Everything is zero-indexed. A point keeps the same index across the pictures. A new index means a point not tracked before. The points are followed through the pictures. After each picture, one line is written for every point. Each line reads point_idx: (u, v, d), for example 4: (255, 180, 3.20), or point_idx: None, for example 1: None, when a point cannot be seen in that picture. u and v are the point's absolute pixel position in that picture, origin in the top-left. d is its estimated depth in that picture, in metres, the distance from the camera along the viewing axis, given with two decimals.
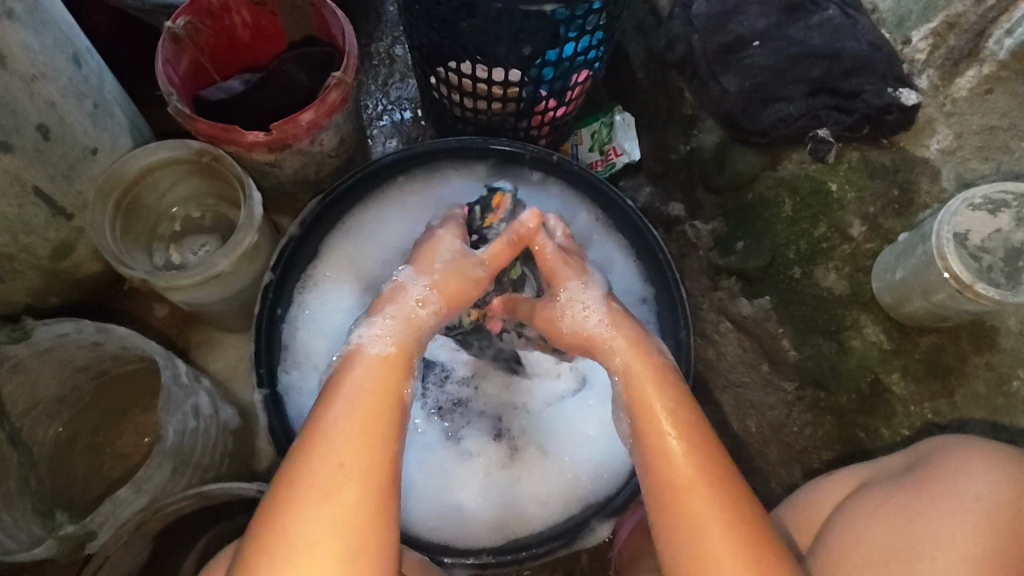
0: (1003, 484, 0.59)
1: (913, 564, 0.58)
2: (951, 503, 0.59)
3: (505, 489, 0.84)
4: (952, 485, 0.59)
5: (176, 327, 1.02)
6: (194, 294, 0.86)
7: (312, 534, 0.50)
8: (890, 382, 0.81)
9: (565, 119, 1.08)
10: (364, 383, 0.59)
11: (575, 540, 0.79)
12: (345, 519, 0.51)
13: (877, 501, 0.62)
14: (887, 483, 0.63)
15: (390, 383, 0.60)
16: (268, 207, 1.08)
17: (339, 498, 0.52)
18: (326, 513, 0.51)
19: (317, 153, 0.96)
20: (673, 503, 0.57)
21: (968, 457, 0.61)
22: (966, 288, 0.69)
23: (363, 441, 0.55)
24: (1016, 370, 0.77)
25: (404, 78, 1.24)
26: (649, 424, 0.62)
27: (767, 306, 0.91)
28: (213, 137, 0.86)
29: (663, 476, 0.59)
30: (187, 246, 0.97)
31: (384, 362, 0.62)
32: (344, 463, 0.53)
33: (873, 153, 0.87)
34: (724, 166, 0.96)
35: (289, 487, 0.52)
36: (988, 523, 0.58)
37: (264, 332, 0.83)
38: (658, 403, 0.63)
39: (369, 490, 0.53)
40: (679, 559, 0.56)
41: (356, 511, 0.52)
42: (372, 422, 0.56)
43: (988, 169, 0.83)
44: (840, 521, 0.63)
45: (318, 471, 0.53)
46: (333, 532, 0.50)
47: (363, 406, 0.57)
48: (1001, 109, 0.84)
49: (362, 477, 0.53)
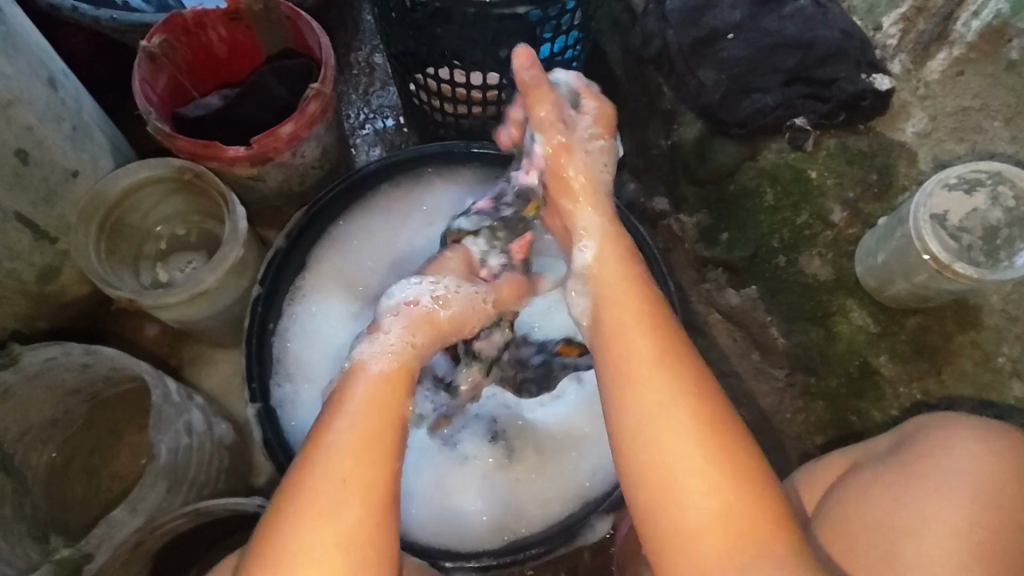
0: (987, 459, 0.60)
1: (902, 543, 0.58)
2: (936, 479, 0.60)
3: (503, 490, 0.85)
4: (938, 463, 0.61)
5: (167, 346, 1.01)
6: (182, 311, 0.86)
7: (314, 543, 0.51)
8: (878, 364, 0.82)
9: None
10: (372, 403, 0.58)
11: (575, 536, 0.79)
12: (346, 530, 0.52)
13: (865, 481, 0.63)
14: (876, 464, 0.64)
15: (392, 398, 0.59)
16: (254, 221, 1.08)
17: (339, 517, 0.52)
18: (321, 528, 0.52)
19: (299, 165, 0.96)
20: (622, 369, 0.58)
21: (953, 435, 0.62)
22: (944, 269, 0.70)
23: (362, 453, 0.55)
24: (1000, 346, 0.78)
25: (385, 87, 1.24)
26: (628, 385, 0.57)
27: (753, 295, 0.92)
28: (193, 155, 0.86)
29: (646, 440, 0.55)
30: (174, 265, 0.97)
31: (384, 379, 0.61)
32: (346, 479, 0.53)
33: (851, 139, 0.88)
34: (705, 159, 0.97)
35: (291, 506, 0.53)
36: (975, 498, 0.58)
37: (254, 345, 0.83)
38: (639, 362, 0.58)
39: (371, 509, 0.53)
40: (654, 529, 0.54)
41: (357, 528, 0.52)
42: (377, 437, 0.56)
43: (963, 150, 0.84)
44: (832, 505, 0.64)
45: (320, 484, 0.53)
46: (331, 536, 0.52)
47: (370, 419, 0.57)
48: (973, 89, 0.85)
49: (361, 494, 0.53)
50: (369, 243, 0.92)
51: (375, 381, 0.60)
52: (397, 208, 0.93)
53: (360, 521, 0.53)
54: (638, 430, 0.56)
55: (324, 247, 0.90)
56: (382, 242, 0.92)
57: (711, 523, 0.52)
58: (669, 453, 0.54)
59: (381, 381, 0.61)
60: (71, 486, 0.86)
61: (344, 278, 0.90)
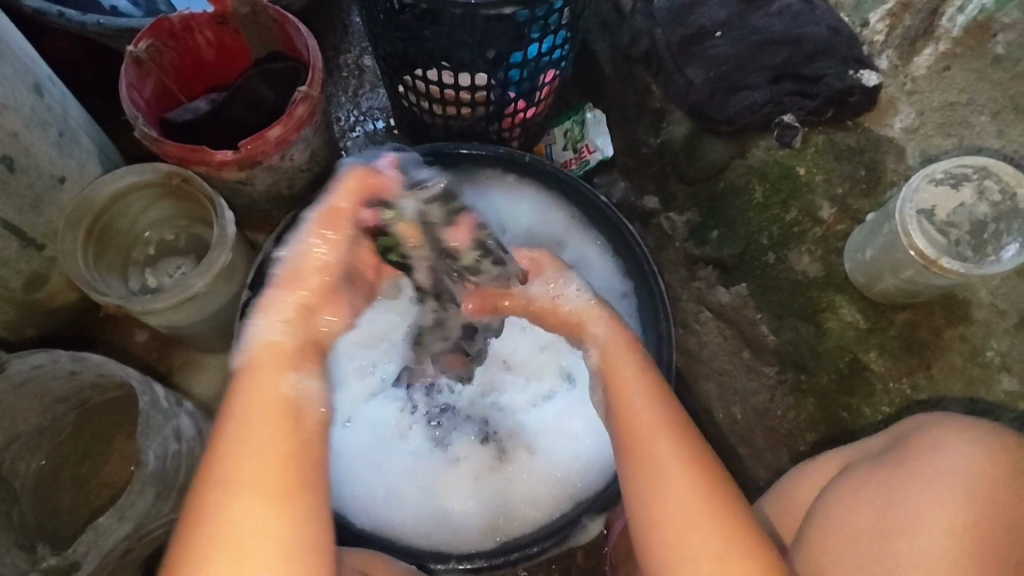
0: (977, 456, 0.60)
1: (895, 542, 0.58)
2: (928, 477, 0.60)
3: (494, 491, 0.85)
4: (928, 461, 0.61)
5: (158, 352, 1.01)
6: (171, 317, 0.86)
7: (219, 552, 0.49)
8: (868, 360, 0.82)
9: (536, 120, 1.08)
10: (268, 385, 0.57)
11: (567, 538, 0.78)
12: (250, 530, 0.50)
13: (858, 481, 0.63)
14: (867, 463, 0.64)
15: (269, 379, 0.57)
16: (243, 225, 1.07)
17: (233, 518, 0.50)
18: (218, 538, 0.49)
19: (288, 168, 0.96)
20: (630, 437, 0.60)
21: (943, 433, 0.62)
22: (931, 264, 0.70)
23: (248, 449, 0.53)
24: (989, 341, 0.79)
25: (374, 88, 1.24)
26: (634, 447, 0.60)
27: (743, 293, 0.92)
28: (181, 159, 0.86)
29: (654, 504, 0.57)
30: (163, 270, 0.97)
31: (270, 358, 0.59)
32: (230, 481, 0.51)
33: (839, 135, 0.88)
34: (694, 157, 0.97)
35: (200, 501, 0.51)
36: (965, 495, 0.58)
37: None
38: (647, 425, 0.60)
39: (272, 495, 0.51)
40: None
41: (250, 522, 0.50)
42: (274, 420, 0.55)
43: (950, 145, 0.85)
44: (825, 505, 0.64)
45: (217, 492, 0.51)
46: (235, 540, 0.49)
47: (256, 413, 0.55)
48: (959, 84, 0.85)
49: (257, 490, 0.51)
50: None
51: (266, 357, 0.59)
52: None
53: (271, 511, 0.51)
54: (650, 500, 0.57)
55: None
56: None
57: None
58: (667, 457, 0.58)
59: (266, 359, 0.59)
60: (61, 493, 0.86)
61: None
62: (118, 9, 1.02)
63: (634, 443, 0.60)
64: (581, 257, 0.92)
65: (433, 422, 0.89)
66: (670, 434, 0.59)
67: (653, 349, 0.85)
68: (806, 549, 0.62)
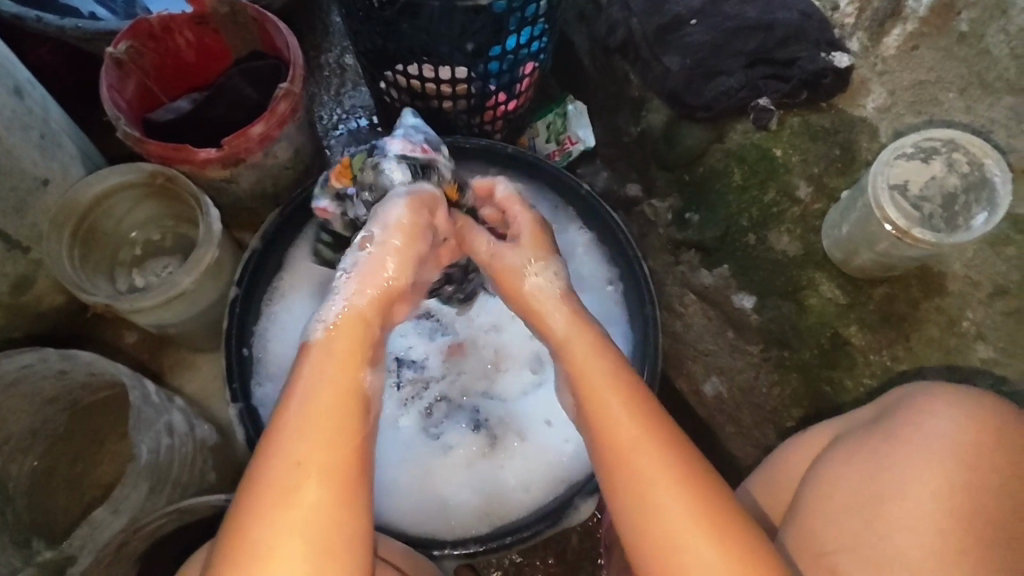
0: (962, 423, 0.61)
1: (886, 508, 0.60)
2: (916, 444, 0.61)
3: (487, 477, 0.86)
4: (917, 428, 0.62)
5: (149, 351, 1.01)
6: (159, 315, 0.86)
7: (275, 530, 0.50)
8: (848, 334, 0.84)
9: (518, 112, 1.09)
10: (325, 373, 0.57)
11: (560, 519, 0.79)
12: (310, 518, 0.51)
13: (851, 449, 0.64)
14: (857, 433, 0.66)
15: (343, 377, 0.58)
16: (230, 225, 1.08)
17: (297, 496, 0.51)
18: (282, 514, 0.50)
19: (272, 166, 0.97)
20: (630, 480, 0.55)
21: (930, 403, 0.64)
22: (904, 235, 0.72)
23: (325, 439, 0.54)
24: (964, 311, 0.80)
25: (357, 87, 1.25)
26: (633, 484, 0.54)
27: (726, 273, 0.93)
28: (165, 158, 0.86)
29: (651, 531, 0.53)
30: (150, 269, 0.97)
31: (338, 351, 0.59)
32: (300, 460, 0.52)
33: (813, 116, 0.91)
34: (674, 143, 1.00)
35: (256, 496, 0.51)
36: (951, 459, 0.60)
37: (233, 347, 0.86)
38: (648, 471, 0.54)
39: (330, 493, 0.52)
40: (642, 539, 0.54)
41: (313, 511, 0.51)
42: (336, 421, 0.55)
43: (921, 122, 0.87)
44: (817, 474, 0.65)
45: (273, 468, 0.52)
46: (292, 525, 0.50)
47: (326, 399, 0.56)
48: (928, 63, 0.88)
49: (321, 473, 0.52)
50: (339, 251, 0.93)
51: (330, 344, 0.60)
52: None
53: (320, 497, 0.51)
54: (665, 519, 0.53)
55: (296, 245, 0.92)
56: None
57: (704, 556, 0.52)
58: (670, 517, 0.53)
59: (343, 339, 0.60)
60: (54, 495, 0.85)
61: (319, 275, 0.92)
62: (95, 15, 1.02)
63: (620, 457, 0.56)
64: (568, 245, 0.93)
65: (427, 413, 0.89)
66: (641, 447, 0.55)
67: (639, 332, 0.87)
68: (799, 516, 0.64)
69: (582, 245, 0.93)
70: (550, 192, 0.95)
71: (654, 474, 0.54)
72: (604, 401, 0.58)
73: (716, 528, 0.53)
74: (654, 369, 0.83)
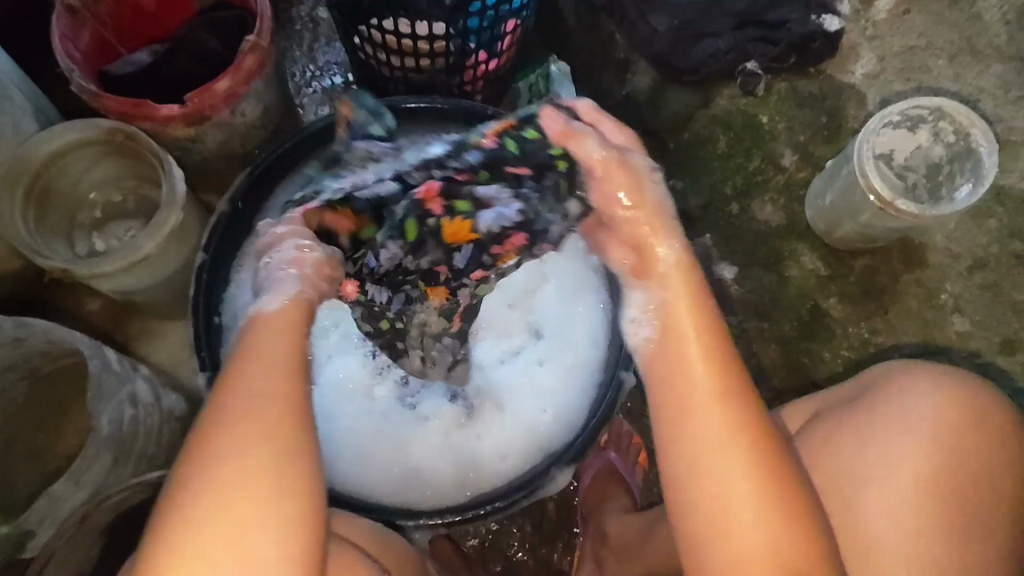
0: (943, 403, 0.61)
1: (863, 490, 0.60)
2: (897, 425, 0.61)
3: (463, 447, 0.85)
4: (898, 406, 0.62)
5: (112, 320, 0.97)
6: (121, 281, 0.83)
7: (219, 484, 0.52)
8: (828, 306, 0.83)
9: (499, 72, 1.05)
10: (272, 350, 0.60)
11: (535, 489, 0.79)
12: (248, 470, 0.53)
13: (830, 427, 0.64)
14: (837, 411, 0.65)
15: (285, 346, 0.61)
16: (196, 187, 1.03)
17: (236, 451, 0.54)
18: (225, 469, 0.53)
19: (240, 125, 0.92)
20: (688, 421, 0.60)
21: (909, 381, 0.64)
22: (887, 206, 0.71)
23: (266, 396, 0.56)
24: (943, 284, 0.80)
25: (330, 43, 1.19)
26: (690, 433, 0.60)
27: (707, 244, 0.89)
28: (124, 114, 0.81)
29: (696, 477, 0.58)
30: (112, 232, 0.92)
31: (284, 321, 0.63)
32: (242, 419, 0.55)
33: (801, 82, 0.88)
34: (661, 108, 0.96)
35: (200, 451, 0.54)
36: (931, 441, 0.60)
37: (202, 310, 0.86)
38: (708, 419, 0.59)
39: (277, 447, 0.55)
40: (691, 484, 0.59)
41: (252, 462, 0.53)
42: (271, 381, 0.58)
43: (909, 90, 0.85)
44: (799, 455, 0.65)
45: (220, 427, 0.54)
46: (236, 477, 0.53)
47: (261, 365, 0.59)
48: (918, 29, 0.86)
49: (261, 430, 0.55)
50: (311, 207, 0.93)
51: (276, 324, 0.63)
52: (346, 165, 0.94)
53: (265, 474, 0.53)
54: (700, 457, 0.58)
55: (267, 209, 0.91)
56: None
57: (757, 513, 0.56)
58: (714, 464, 0.58)
59: (274, 322, 0.63)
60: (15, 467, 0.83)
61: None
62: None
63: (688, 401, 0.61)
64: None
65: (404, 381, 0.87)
66: (707, 398, 0.60)
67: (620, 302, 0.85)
68: None
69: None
70: None
71: (714, 434, 0.59)
72: (683, 340, 0.63)
73: (767, 490, 0.57)
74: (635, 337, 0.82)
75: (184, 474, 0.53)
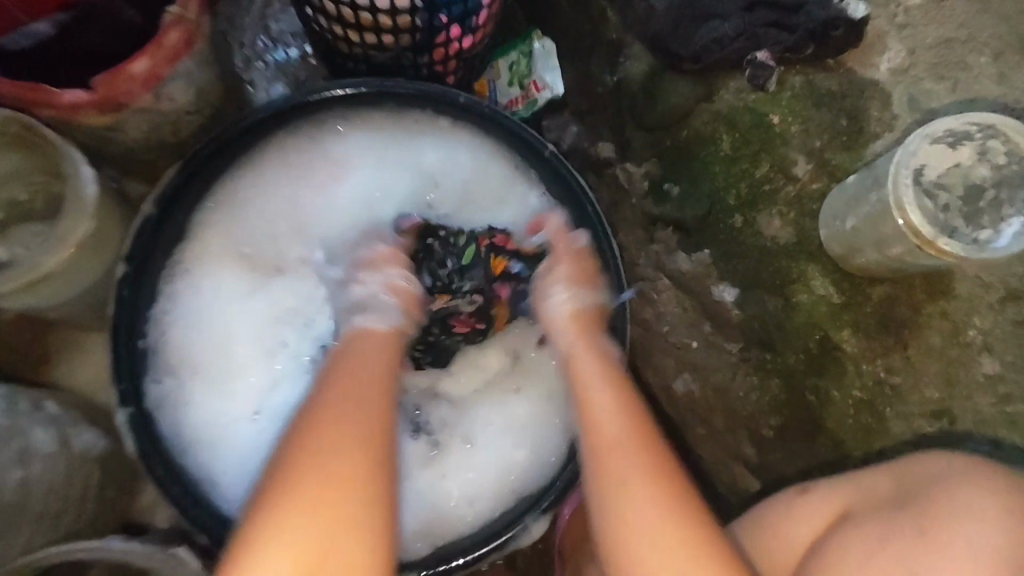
0: (1000, 518, 0.59)
1: None
2: (947, 549, 0.59)
3: (426, 493, 0.75)
4: (949, 518, 0.60)
5: (28, 332, 0.85)
6: (21, 300, 0.71)
7: (279, 548, 0.50)
8: (840, 339, 0.73)
9: (475, 50, 0.93)
10: (357, 382, 0.61)
11: (507, 543, 0.73)
12: (308, 542, 0.50)
13: (868, 535, 0.62)
14: (876, 514, 0.63)
15: (380, 374, 0.63)
16: (126, 179, 0.90)
17: (306, 513, 0.51)
18: (291, 528, 0.51)
19: (168, 111, 0.79)
20: (611, 472, 0.61)
21: (957, 488, 0.61)
22: (926, 244, 0.60)
23: (348, 449, 0.55)
24: (971, 318, 0.71)
25: (285, 8, 1.04)
26: (615, 481, 0.61)
27: (706, 260, 0.82)
28: (19, 100, 0.68)
29: (617, 529, 0.59)
30: (18, 236, 0.79)
31: (377, 382, 0.62)
32: (326, 469, 0.53)
33: (818, 77, 0.76)
34: (656, 100, 0.86)
35: (270, 504, 0.52)
36: (988, 567, 0.57)
37: (123, 333, 0.76)
38: (615, 460, 0.62)
39: (356, 513, 0.52)
40: (606, 528, 0.60)
41: (325, 528, 0.51)
42: (357, 429, 0.57)
43: (943, 89, 0.74)
44: (830, 554, 0.64)
45: (309, 471, 0.53)
46: (294, 544, 0.50)
47: (351, 398, 0.59)
48: (958, 18, 0.74)
49: (342, 483, 0.53)
50: (265, 205, 0.86)
51: (370, 343, 0.67)
52: (305, 159, 0.87)
53: (325, 549, 0.50)
54: (631, 520, 0.58)
55: (207, 210, 0.83)
56: (281, 197, 0.87)
57: (662, 556, 0.56)
58: (637, 527, 0.58)
59: (370, 348, 0.66)
60: None
61: (236, 246, 0.85)
62: None
63: (603, 443, 0.63)
64: (526, 209, 0.87)
65: None
66: (626, 449, 0.62)
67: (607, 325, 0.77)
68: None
69: (543, 213, 0.87)
70: (509, 148, 0.87)
71: (627, 476, 0.60)
72: (590, 382, 0.69)
73: (693, 546, 0.56)
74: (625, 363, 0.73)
75: (250, 529, 0.51)
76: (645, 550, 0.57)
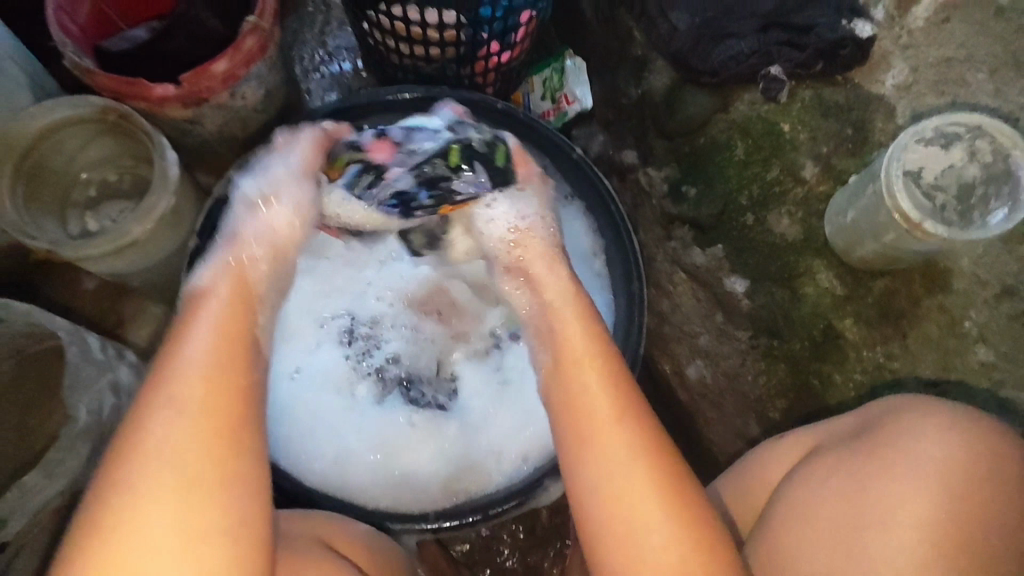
0: (950, 450, 0.60)
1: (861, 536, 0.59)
2: (902, 466, 0.60)
3: (456, 447, 0.87)
4: (897, 443, 0.61)
5: (109, 300, 0.95)
6: (114, 265, 0.81)
7: (156, 514, 0.47)
8: (842, 328, 0.81)
9: (511, 65, 1.01)
10: (228, 326, 0.57)
11: (528, 497, 0.79)
12: (177, 476, 0.48)
13: (832, 463, 0.63)
14: (836, 448, 0.64)
15: (238, 324, 0.58)
16: (195, 164, 1.01)
17: (167, 456, 0.49)
18: (150, 482, 0.48)
19: (240, 108, 0.89)
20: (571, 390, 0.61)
21: (921, 422, 0.62)
22: (913, 225, 0.66)
23: (206, 380, 0.52)
24: (967, 310, 0.77)
25: (342, 26, 1.16)
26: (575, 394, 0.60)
27: (719, 255, 0.88)
28: (117, 93, 0.78)
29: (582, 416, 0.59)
30: (104, 213, 0.91)
31: (230, 303, 0.59)
32: (185, 408, 0.51)
33: (827, 91, 0.84)
34: (675, 110, 0.92)
35: (122, 461, 0.49)
36: (935, 485, 0.59)
37: None
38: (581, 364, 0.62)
39: (216, 449, 0.50)
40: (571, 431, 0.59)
41: (182, 469, 0.49)
42: (224, 365, 0.54)
43: (943, 103, 0.81)
44: (798, 487, 0.64)
45: (157, 424, 0.50)
46: (179, 498, 0.48)
47: (213, 336, 0.55)
48: (957, 40, 0.82)
49: (207, 417, 0.51)
50: None
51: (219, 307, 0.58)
52: None
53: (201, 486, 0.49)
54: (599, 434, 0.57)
55: None
56: None
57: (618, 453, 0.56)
58: (599, 420, 0.58)
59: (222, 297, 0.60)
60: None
61: None
62: None
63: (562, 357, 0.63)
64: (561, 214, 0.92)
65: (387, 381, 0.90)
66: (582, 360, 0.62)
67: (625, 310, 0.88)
68: (773, 520, 0.64)
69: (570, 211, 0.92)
70: (541, 152, 0.92)
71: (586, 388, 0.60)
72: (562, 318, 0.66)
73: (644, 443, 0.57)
74: (641, 341, 0.84)
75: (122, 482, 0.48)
76: (602, 444, 0.57)
